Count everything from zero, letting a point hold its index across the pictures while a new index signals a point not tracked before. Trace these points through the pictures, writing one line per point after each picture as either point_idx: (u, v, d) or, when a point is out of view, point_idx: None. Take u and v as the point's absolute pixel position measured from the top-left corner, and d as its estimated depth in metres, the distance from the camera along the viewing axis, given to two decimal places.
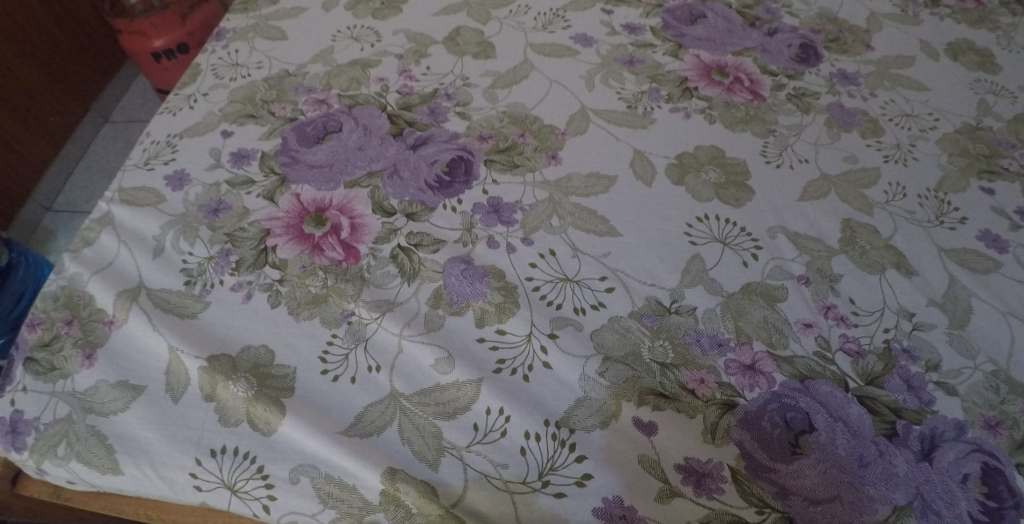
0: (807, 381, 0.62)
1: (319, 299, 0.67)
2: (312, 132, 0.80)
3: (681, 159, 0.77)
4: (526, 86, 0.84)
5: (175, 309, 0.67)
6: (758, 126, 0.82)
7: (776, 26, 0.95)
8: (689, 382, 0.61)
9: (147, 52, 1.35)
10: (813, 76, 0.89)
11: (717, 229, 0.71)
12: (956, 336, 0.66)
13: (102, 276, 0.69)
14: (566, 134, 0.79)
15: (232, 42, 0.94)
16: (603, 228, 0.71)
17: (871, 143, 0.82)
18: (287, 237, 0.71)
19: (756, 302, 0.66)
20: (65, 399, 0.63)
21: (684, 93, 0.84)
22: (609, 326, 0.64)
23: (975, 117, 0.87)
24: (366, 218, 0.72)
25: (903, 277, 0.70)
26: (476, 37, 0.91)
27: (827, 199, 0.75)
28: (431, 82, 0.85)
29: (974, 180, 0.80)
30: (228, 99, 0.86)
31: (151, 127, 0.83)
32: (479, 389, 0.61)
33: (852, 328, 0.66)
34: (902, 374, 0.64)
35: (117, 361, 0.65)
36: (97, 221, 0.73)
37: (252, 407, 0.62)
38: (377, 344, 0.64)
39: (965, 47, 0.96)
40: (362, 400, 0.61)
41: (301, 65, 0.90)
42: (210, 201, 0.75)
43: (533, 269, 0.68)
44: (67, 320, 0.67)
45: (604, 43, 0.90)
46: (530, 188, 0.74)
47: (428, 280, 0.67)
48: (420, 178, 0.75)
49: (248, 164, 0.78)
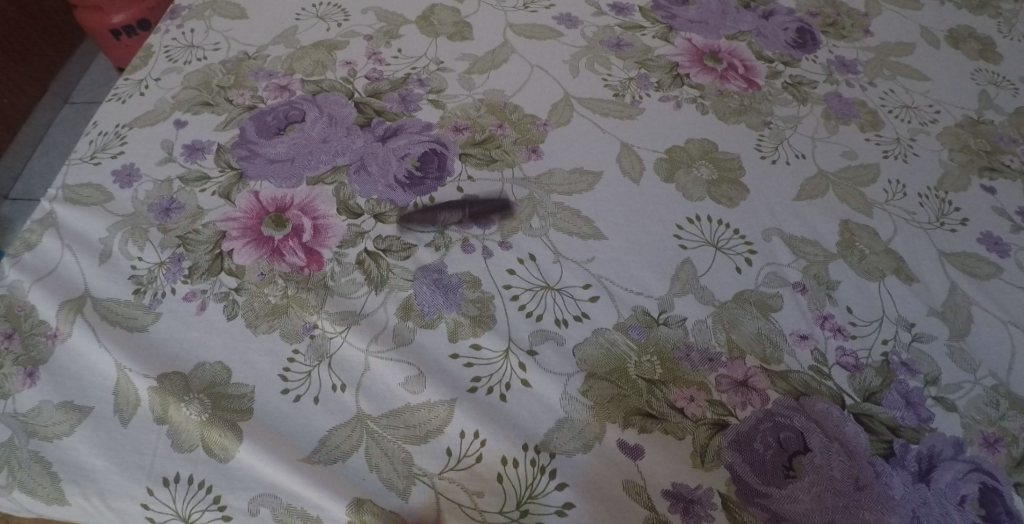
0: (801, 398, 0.59)
1: (279, 310, 0.62)
2: (272, 123, 0.74)
3: (671, 154, 0.72)
4: (506, 72, 0.78)
5: (124, 322, 0.62)
6: (754, 118, 0.76)
7: (771, 8, 0.89)
8: (678, 400, 0.57)
9: (105, 29, 1.26)
10: (810, 63, 0.84)
11: (708, 231, 0.67)
12: (956, 348, 0.63)
13: (45, 285, 0.64)
14: (548, 125, 0.73)
15: (187, 20, 0.86)
16: (587, 230, 0.66)
17: (871, 137, 0.77)
18: (244, 241, 0.66)
19: (748, 313, 0.62)
20: (5, 422, 0.58)
21: (675, 81, 0.79)
22: (592, 340, 0.60)
23: (976, 109, 0.82)
24: (330, 218, 0.66)
25: (902, 283, 0.66)
26: (452, 16, 0.84)
27: (825, 198, 0.71)
28: (402, 66, 0.79)
29: (975, 178, 0.76)
30: (183, 84, 0.79)
31: (98, 116, 0.77)
32: (453, 410, 0.56)
33: (850, 340, 0.62)
34: (901, 389, 0.60)
35: (62, 379, 0.60)
36: (39, 222, 0.68)
37: (207, 431, 0.57)
38: (340, 361, 0.59)
39: (966, 34, 0.91)
40: (325, 423, 0.56)
41: (261, 47, 0.83)
42: (161, 200, 0.69)
43: (511, 276, 0.63)
44: (6, 334, 0.62)
45: (590, 24, 0.84)
46: (508, 185, 0.69)
47: (398, 289, 0.62)
48: (389, 173, 0.69)
49: (203, 157, 0.72)
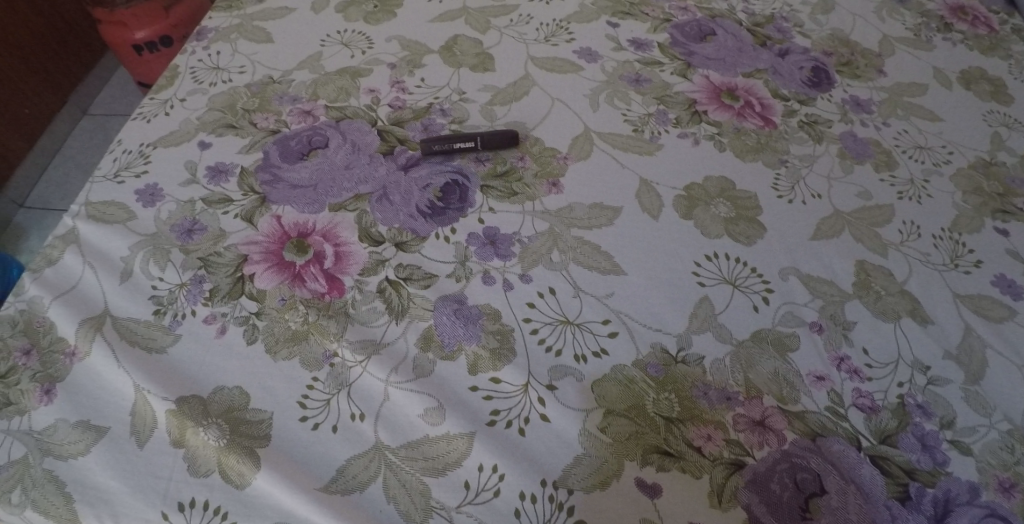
0: (818, 439, 0.59)
1: (299, 337, 0.62)
2: (296, 148, 0.75)
3: (689, 191, 0.73)
4: (526, 104, 0.79)
5: (143, 342, 0.62)
6: (770, 156, 0.77)
7: (787, 46, 0.91)
8: (696, 439, 0.58)
9: (127, 44, 1.28)
10: (826, 102, 0.85)
11: (726, 268, 0.67)
12: (971, 392, 0.63)
13: (65, 302, 0.65)
14: (568, 158, 0.74)
15: (213, 42, 0.88)
16: (606, 264, 0.66)
17: (885, 177, 0.78)
18: (266, 265, 0.66)
19: (766, 351, 0.62)
20: (22, 439, 0.58)
21: (693, 117, 0.80)
22: (611, 375, 0.60)
23: (989, 151, 0.83)
24: (352, 246, 0.67)
25: (917, 325, 0.66)
26: (474, 47, 0.86)
27: (841, 238, 0.71)
28: (425, 95, 0.80)
29: (988, 220, 0.76)
30: (208, 106, 0.81)
31: (123, 134, 0.78)
32: (471, 444, 0.57)
33: (866, 382, 0.62)
34: (916, 432, 0.60)
35: (80, 398, 0.60)
36: (61, 239, 0.69)
37: (224, 457, 0.57)
38: (361, 390, 0.59)
39: (978, 76, 0.92)
40: (343, 452, 0.57)
41: (286, 72, 0.84)
42: (184, 221, 0.70)
43: (531, 309, 0.63)
44: (25, 350, 0.62)
45: (609, 59, 0.85)
46: (529, 218, 0.69)
47: (418, 319, 0.63)
48: (411, 203, 0.70)
49: (226, 180, 0.73)
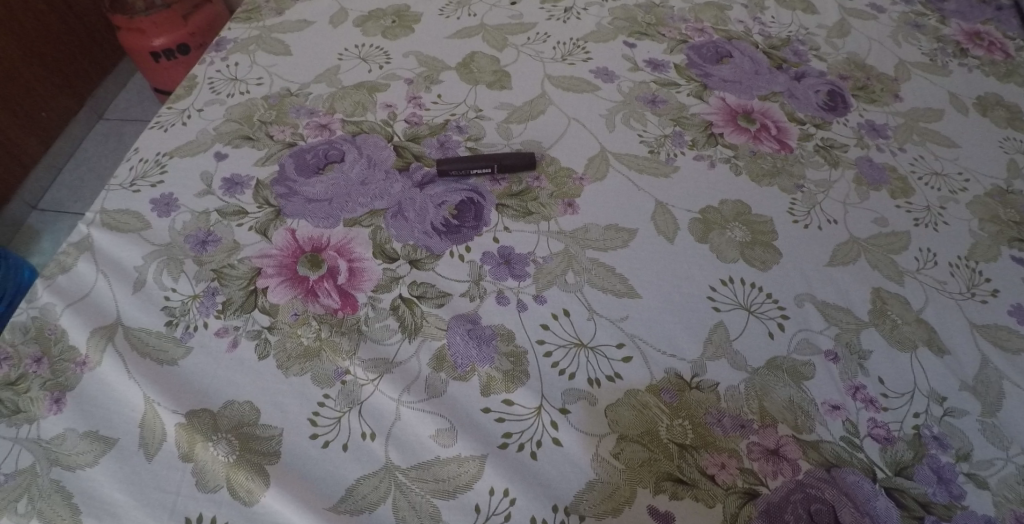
0: (833, 470, 0.58)
1: (311, 353, 0.62)
2: (312, 161, 0.75)
3: (705, 215, 0.73)
4: (543, 123, 0.79)
5: (154, 354, 0.62)
6: (786, 180, 0.77)
7: (804, 69, 0.90)
8: (709, 467, 0.57)
9: (145, 51, 1.30)
10: (842, 126, 0.84)
11: (742, 294, 0.67)
12: (988, 425, 0.62)
13: (77, 310, 0.65)
14: (584, 179, 0.74)
15: (232, 53, 0.89)
16: (621, 287, 0.66)
17: (901, 203, 0.77)
18: (280, 279, 0.66)
19: (781, 379, 0.62)
20: (30, 448, 0.58)
21: (709, 140, 0.80)
22: (624, 400, 0.60)
23: (1006, 178, 0.81)
24: (366, 262, 0.67)
25: (934, 356, 0.65)
26: (492, 65, 0.86)
27: (857, 264, 0.71)
28: (442, 112, 0.81)
29: (1006, 248, 0.74)
30: (225, 117, 0.81)
31: (140, 143, 0.78)
32: (483, 467, 0.56)
33: (882, 412, 0.61)
34: (932, 464, 0.59)
35: (89, 408, 0.60)
36: (75, 246, 0.69)
37: (233, 473, 0.57)
38: (372, 409, 0.59)
39: (994, 102, 0.90)
40: (353, 472, 0.56)
41: (304, 85, 0.84)
42: (199, 232, 0.70)
43: (545, 331, 0.63)
44: (36, 358, 0.62)
45: (626, 79, 0.86)
46: (544, 238, 0.69)
47: (431, 338, 0.63)
48: (426, 220, 0.70)
49: (242, 192, 0.73)
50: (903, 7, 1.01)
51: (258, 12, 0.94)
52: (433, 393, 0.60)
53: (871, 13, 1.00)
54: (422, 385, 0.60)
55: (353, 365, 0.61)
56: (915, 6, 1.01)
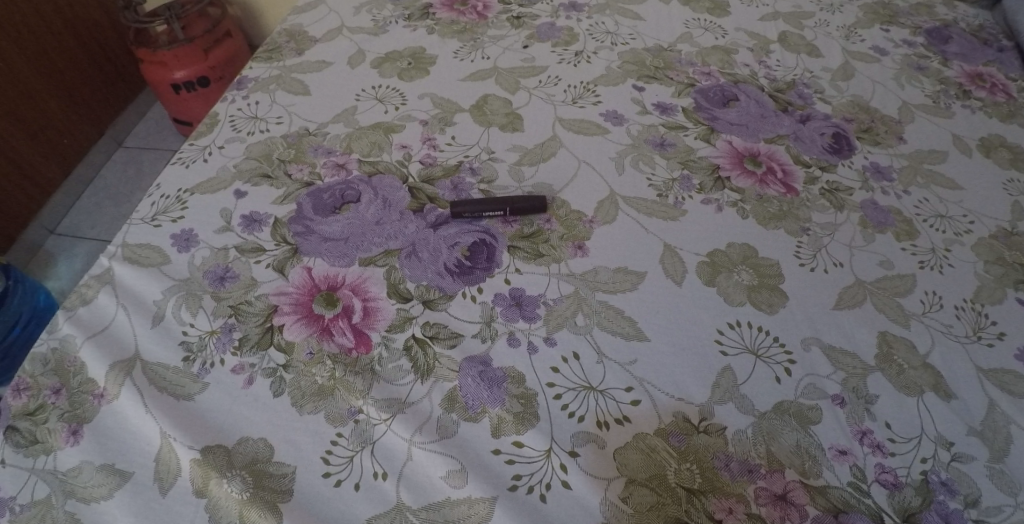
0: (840, 516, 0.59)
1: (325, 392, 0.63)
2: (330, 201, 0.78)
3: (712, 257, 0.74)
4: (553, 165, 0.82)
5: (170, 388, 0.64)
6: (792, 223, 0.79)
7: (808, 112, 0.92)
8: (717, 512, 0.58)
9: (166, 83, 1.33)
10: (846, 169, 0.86)
11: (749, 337, 0.68)
12: (996, 471, 0.62)
13: (96, 342, 0.66)
14: (593, 222, 0.76)
15: (253, 93, 0.92)
16: (629, 330, 0.67)
17: (906, 246, 0.78)
18: (296, 317, 0.68)
19: (787, 424, 0.63)
20: (46, 479, 0.60)
21: (716, 183, 0.82)
22: (633, 444, 0.61)
23: (1010, 220, 0.82)
24: (380, 301, 0.69)
25: (941, 400, 0.65)
26: (504, 107, 0.89)
27: (863, 307, 0.71)
28: (455, 154, 0.83)
29: (1012, 291, 0.75)
30: (244, 155, 0.84)
31: (163, 179, 0.81)
32: (493, 508, 0.57)
33: (889, 458, 0.62)
34: (940, 510, 0.59)
35: (106, 441, 0.61)
36: (97, 278, 0.71)
37: (246, 510, 0.58)
38: (384, 448, 0.60)
39: (997, 143, 0.91)
40: (365, 511, 0.57)
41: (322, 124, 0.87)
42: (217, 268, 0.72)
43: (555, 374, 0.64)
44: (55, 389, 0.64)
45: (635, 122, 0.88)
46: (555, 280, 0.71)
47: (443, 379, 0.64)
48: (439, 261, 0.72)
49: (260, 230, 0.75)
50: (906, 50, 1.03)
51: (278, 51, 0.98)
52: (444, 435, 0.61)
53: (875, 56, 1.02)
54: (433, 426, 0.61)
55: (365, 403, 0.63)
56: (917, 49, 1.04)
